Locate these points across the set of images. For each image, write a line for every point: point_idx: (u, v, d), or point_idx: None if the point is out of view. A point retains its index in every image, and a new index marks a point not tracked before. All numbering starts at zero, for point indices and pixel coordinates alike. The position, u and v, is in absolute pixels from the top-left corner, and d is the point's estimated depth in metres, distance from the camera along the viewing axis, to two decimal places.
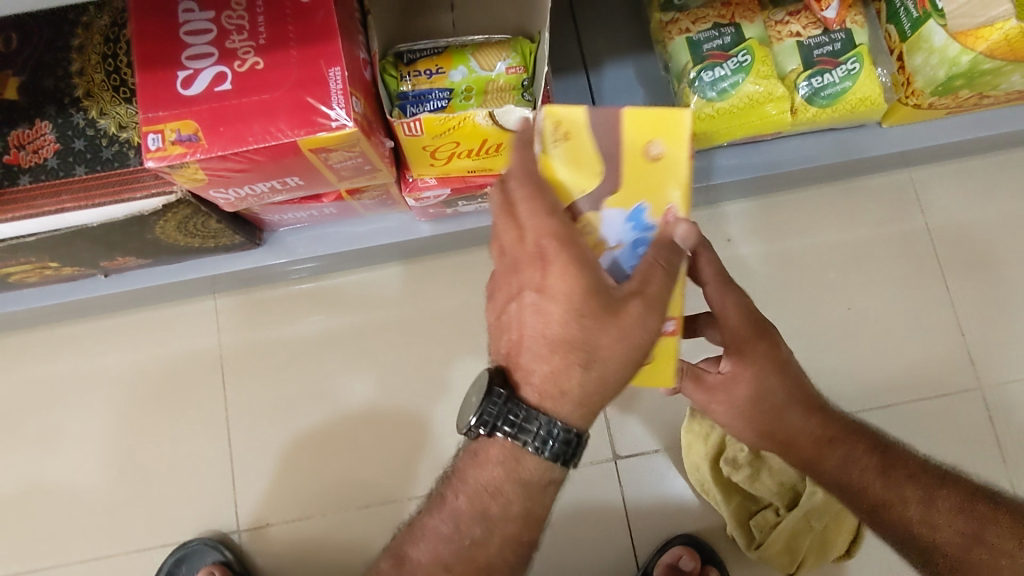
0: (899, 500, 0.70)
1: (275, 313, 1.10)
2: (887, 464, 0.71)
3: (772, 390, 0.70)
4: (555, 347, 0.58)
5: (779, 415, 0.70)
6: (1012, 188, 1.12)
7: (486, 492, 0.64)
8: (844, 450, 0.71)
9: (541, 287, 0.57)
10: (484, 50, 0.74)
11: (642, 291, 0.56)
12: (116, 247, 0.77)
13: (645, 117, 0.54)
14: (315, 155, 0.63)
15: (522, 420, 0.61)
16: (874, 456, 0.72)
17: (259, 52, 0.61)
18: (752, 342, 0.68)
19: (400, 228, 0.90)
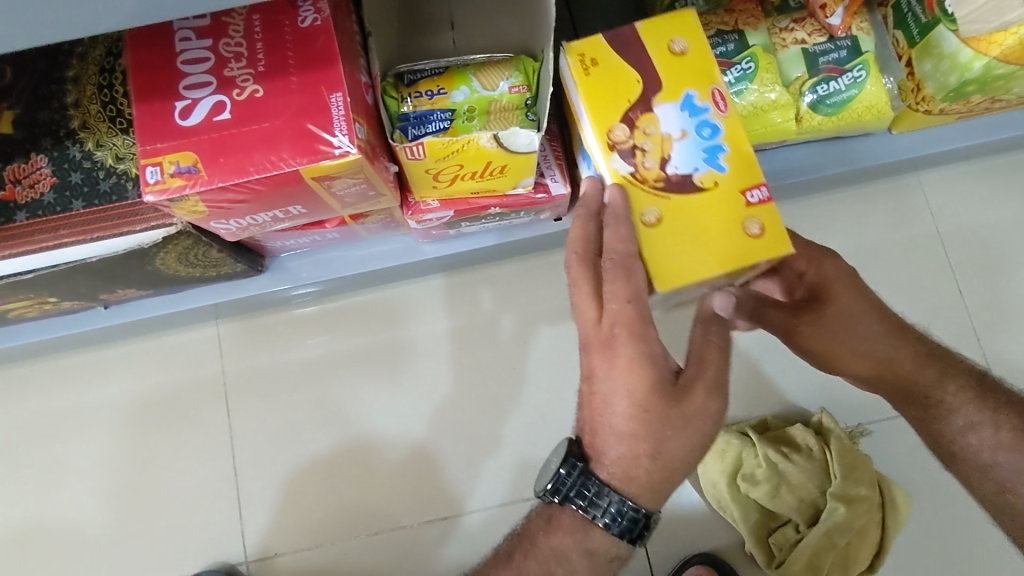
0: (986, 425, 0.75)
1: (278, 337, 1.08)
2: (983, 389, 0.77)
3: (855, 308, 0.75)
4: (623, 436, 0.60)
5: (870, 337, 0.76)
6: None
7: (553, 557, 0.65)
8: (938, 368, 0.77)
9: (608, 376, 0.59)
10: (486, 69, 0.73)
11: (702, 376, 0.59)
12: (116, 280, 0.75)
13: (655, 29, 0.64)
14: (318, 183, 0.61)
15: (594, 494, 0.63)
16: (971, 380, 0.77)
17: (258, 79, 0.59)
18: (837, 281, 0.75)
19: (404, 251, 0.89)
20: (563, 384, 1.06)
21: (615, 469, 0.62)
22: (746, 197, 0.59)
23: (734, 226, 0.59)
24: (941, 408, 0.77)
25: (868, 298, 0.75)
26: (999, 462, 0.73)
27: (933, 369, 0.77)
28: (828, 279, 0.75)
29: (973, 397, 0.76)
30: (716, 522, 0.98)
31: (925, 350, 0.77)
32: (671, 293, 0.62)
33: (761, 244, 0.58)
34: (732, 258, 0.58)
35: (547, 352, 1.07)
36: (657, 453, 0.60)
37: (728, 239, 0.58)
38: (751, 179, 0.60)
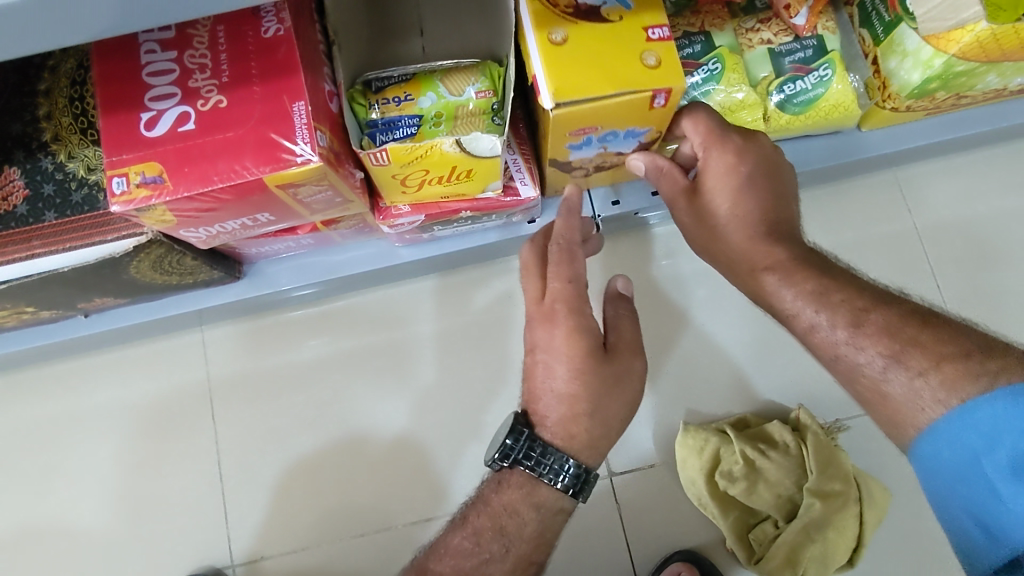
0: (823, 322, 0.61)
1: (262, 342, 1.09)
2: (828, 289, 0.62)
3: (732, 207, 0.67)
4: (562, 398, 0.67)
5: (722, 227, 0.68)
6: (1000, 184, 1.12)
7: (504, 513, 0.69)
8: (778, 274, 0.64)
9: (548, 347, 0.66)
10: (453, 75, 0.74)
11: (620, 338, 0.69)
12: (92, 289, 0.76)
13: None
14: (284, 191, 0.62)
15: (540, 455, 0.68)
16: (814, 281, 0.63)
17: (222, 90, 0.60)
18: (716, 163, 0.69)
19: (380, 255, 0.90)
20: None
21: (557, 429, 0.68)
22: (645, 34, 0.64)
23: (631, 57, 0.63)
24: (780, 312, 0.65)
25: (746, 190, 0.67)
26: (841, 356, 0.60)
27: (771, 279, 0.64)
28: (715, 167, 0.69)
29: (813, 298, 0.62)
30: (696, 518, 0.99)
31: (790, 255, 0.65)
32: (568, 123, 0.67)
33: (653, 75, 0.63)
34: (622, 81, 0.63)
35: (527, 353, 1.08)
36: (594, 410, 0.67)
37: (623, 67, 0.63)
38: (653, 18, 0.65)
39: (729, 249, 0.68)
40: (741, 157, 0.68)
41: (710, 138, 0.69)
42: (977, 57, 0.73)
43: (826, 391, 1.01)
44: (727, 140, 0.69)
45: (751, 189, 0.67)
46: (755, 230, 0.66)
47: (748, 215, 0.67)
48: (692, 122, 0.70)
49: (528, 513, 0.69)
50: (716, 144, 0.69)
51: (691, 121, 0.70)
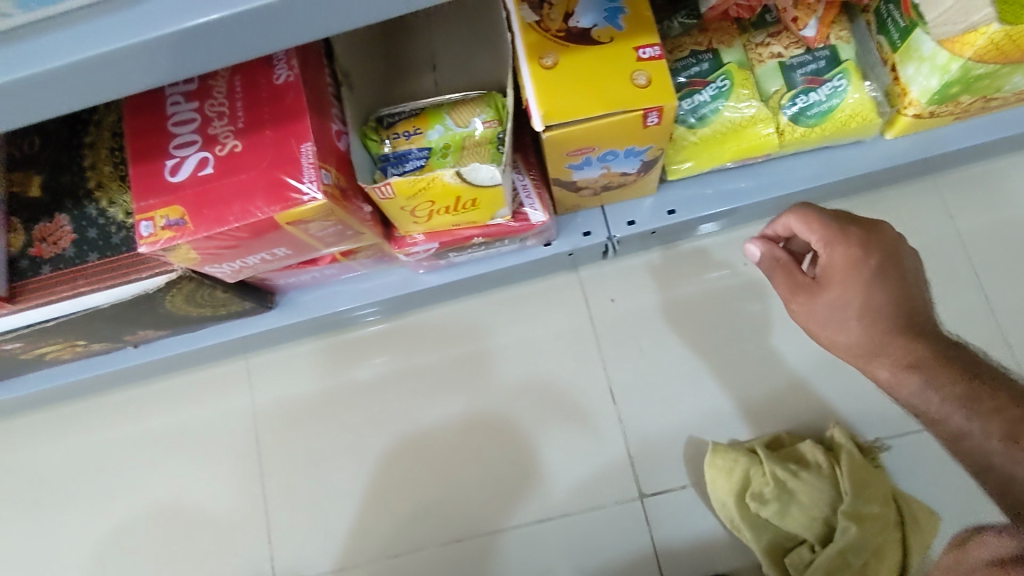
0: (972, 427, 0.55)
1: (300, 367, 1.14)
2: (972, 395, 0.57)
3: (868, 304, 0.65)
4: None
5: (863, 324, 0.65)
6: None
7: None
8: (926, 377, 0.60)
9: None
10: (460, 107, 0.77)
11: None
12: (135, 322, 0.82)
13: None
14: (295, 228, 0.66)
15: None
16: (960, 385, 0.58)
17: (237, 135, 0.65)
18: (847, 261, 0.66)
19: (402, 282, 0.93)
20: (574, 406, 1.06)
21: None
22: (638, 53, 0.67)
23: (624, 77, 0.66)
24: (924, 416, 0.60)
25: (872, 281, 0.65)
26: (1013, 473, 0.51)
27: (915, 380, 0.61)
28: (840, 261, 0.66)
29: (962, 402, 0.57)
30: (729, 538, 0.98)
31: (932, 352, 0.61)
32: (567, 142, 0.69)
33: (645, 94, 0.65)
34: (616, 100, 0.65)
35: (555, 374, 1.08)
36: None
37: (617, 89, 0.65)
38: (645, 38, 0.67)
39: (858, 342, 0.66)
40: (867, 250, 0.66)
41: (831, 232, 0.67)
42: (996, 60, 0.70)
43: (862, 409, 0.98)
44: (849, 235, 0.67)
45: (876, 280, 0.65)
46: (890, 325, 0.64)
47: (884, 309, 0.64)
48: (807, 219, 0.68)
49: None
50: (839, 238, 0.67)
51: (806, 218, 0.68)
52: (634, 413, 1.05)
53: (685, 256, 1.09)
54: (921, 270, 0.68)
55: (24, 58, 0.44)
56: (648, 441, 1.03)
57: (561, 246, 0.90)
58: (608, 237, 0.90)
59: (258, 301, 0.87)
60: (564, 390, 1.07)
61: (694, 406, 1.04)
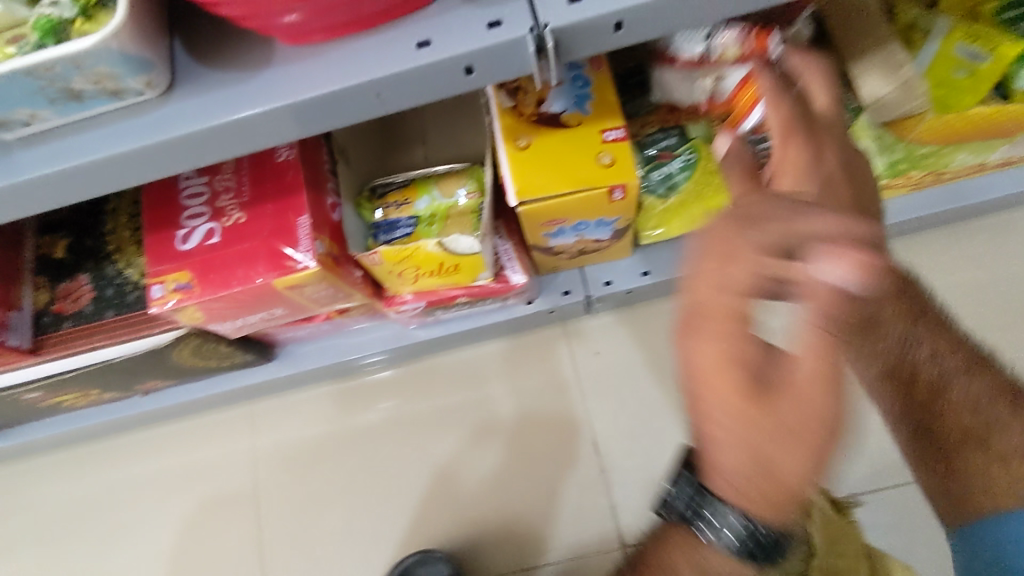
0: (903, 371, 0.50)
1: (300, 413, 1.19)
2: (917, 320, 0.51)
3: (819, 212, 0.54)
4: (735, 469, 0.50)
5: None
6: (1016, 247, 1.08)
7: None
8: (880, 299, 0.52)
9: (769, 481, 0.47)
10: (446, 179, 0.85)
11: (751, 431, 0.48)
12: (145, 373, 0.88)
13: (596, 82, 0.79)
14: (292, 292, 0.72)
15: (711, 515, 0.56)
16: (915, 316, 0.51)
17: (242, 208, 0.72)
18: (805, 153, 0.55)
19: (394, 336, 0.99)
20: (559, 455, 1.11)
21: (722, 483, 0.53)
22: (604, 135, 0.74)
23: (591, 157, 0.73)
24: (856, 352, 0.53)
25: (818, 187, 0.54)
26: None
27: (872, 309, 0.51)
28: (795, 161, 0.55)
29: None
30: None
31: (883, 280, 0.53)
32: (541, 214, 0.76)
33: (610, 172, 0.72)
34: (584, 178, 0.72)
35: (541, 425, 1.12)
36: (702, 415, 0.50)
37: (584, 168, 0.72)
38: (610, 122, 0.74)
39: None
40: (824, 151, 0.55)
41: (788, 128, 0.55)
42: (932, 138, 0.77)
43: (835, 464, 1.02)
44: (809, 130, 0.55)
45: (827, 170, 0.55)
46: None
47: (836, 227, 0.54)
48: (774, 105, 0.55)
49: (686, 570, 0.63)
50: (799, 132, 0.55)
51: (770, 102, 0.55)
52: (616, 464, 1.08)
53: (668, 309, 1.14)
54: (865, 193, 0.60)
55: (59, 157, 0.51)
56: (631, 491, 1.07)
57: (543, 304, 0.96)
58: (587, 296, 0.96)
59: (259, 353, 0.93)
60: (550, 440, 1.11)
61: (675, 457, 1.07)
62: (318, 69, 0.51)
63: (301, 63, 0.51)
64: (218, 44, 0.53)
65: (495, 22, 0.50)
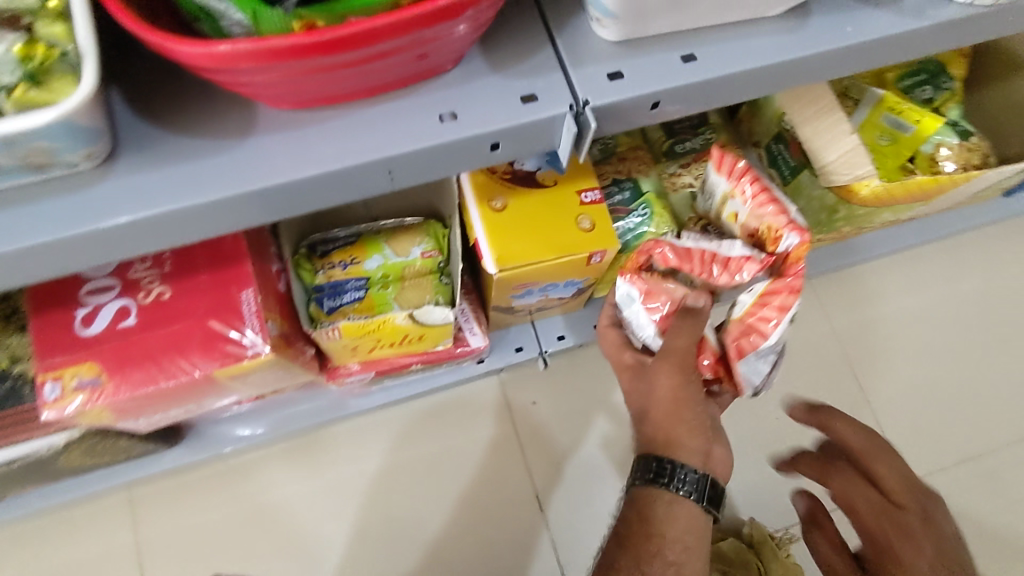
0: None
1: (198, 494, 1.02)
2: None
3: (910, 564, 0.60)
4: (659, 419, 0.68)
5: None
6: (909, 281, 1.18)
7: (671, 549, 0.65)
8: None
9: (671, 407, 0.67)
10: (397, 236, 0.76)
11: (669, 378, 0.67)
12: (13, 480, 0.70)
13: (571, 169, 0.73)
14: (231, 380, 0.61)
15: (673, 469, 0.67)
16: None
17: (165, 281, 0.59)
18: (873, 514, 0.64)
19: (327, 406, 0.87)
20: (504, 516, 1.04)
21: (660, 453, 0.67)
22: (581, 197, 0.69)
23: (570, 221, 0.68)
24: None
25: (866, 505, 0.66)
26: None
27: None
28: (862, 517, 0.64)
29: None
30: None
31: None
32: (515, 280, 0.70)
33: (590, 238, 0.68)
34: (564, 244, 0.67)
35: (481, 484, 1.05)
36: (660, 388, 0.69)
37: (564, 234, 0.68)
38: (585, 183, 0.70)
39: None
40: (893, 503, 0.64)
41: (846, 498, 0.66)
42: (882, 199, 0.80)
43: (766, 500, 1.06)
44: (862, 487, 0.65)
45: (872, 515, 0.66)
46: None
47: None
48: (826, 472, 0.68)
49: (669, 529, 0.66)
50: (857, 495, 0.65)
51: (820, 467, 0.69)
52: (561, 520, 1.04)
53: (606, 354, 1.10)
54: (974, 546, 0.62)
55: None
56: (578, 547, 1.03)
57: (494, 363, 0.90)
58: (540, 351, 0.91)
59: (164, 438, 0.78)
60: (493, 499, 1.05)
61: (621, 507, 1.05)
62: (318, 143, 0.42)
63: (295, 133, 0.42)
64: (175, 102, 0.42)
65: (529, 95, 0.44)
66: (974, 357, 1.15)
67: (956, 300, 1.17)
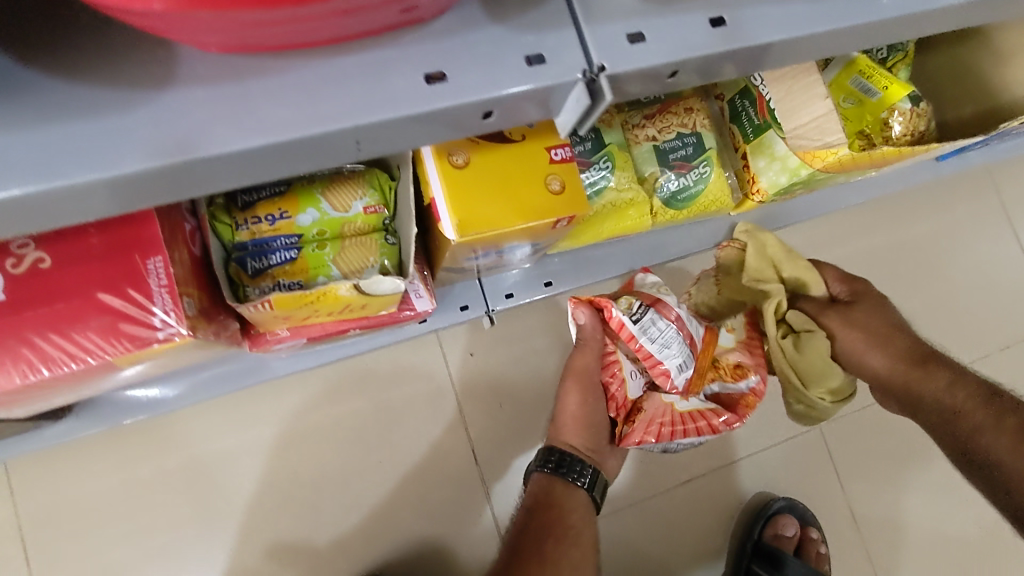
0: (934, 377, 0.70)
1: (89, 459, 0.89)
2: (951, 369, 0.70)
3: (941, 388, 0.69)
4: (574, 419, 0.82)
5: (911, 370, 0.72)
6: (846, 228, 1.16)
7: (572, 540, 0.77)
8: (948, 376, 0.69)
9: (845, 334, 0.76)
10: (336, 187, 0.66)
11: (847, 308, 0.78)
12: None
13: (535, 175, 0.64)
14: (136, 364, 0.51)
15: (571, 466, 0.81)
16: (981, 389, 0.67)
17: (44, 244, 0.47)
18: (918, 369, 0.71)
19: (247, 371, 0.77)
20: (443, 476, 0.98)
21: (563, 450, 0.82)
22: (550, 154, 0.62)
23: (537, 181, 0.61)
24: (951, 417, 0.67)
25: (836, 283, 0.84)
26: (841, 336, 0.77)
27: (938, 376, 0.70)
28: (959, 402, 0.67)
29: (985, 403, 0.66)
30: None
31: (947, 376, 0.69)
32: (474, 244, 0.63)
33: (559, 200, 0.61)
34: (531, 207, 0.60)
35: (411, 441, 0.97)
36: (841, 316, 0.78)
37: (532, 193, 0.61)
38: (556, 138, 0.63)
39: (885, 361, 0.73)
40: (931, 355, 0.72)
41: (885, 372, 0.73)
42: (860, 165, 0.77)
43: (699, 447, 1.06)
44: (948, 397, 0.68)
45: (941, 370, 0.70)
46: (889, 351, 0.73)
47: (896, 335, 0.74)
48: (937, 376, 0.70)
49: (571, 515, 0.80)
50: (933, 366, 0.71)
51: (954, 381, 0.69)
52: (497, 474, 1.00)
53: (548, 306, 1.04)
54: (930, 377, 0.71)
55: None
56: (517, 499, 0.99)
57: (438, 322, 0.85)
58: (485, 310, 0.88)
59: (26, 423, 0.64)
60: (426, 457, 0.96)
61: None
62: (266, 103, 0.32)
63: (229, 86, 0.32)
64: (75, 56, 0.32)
65: (536, 55, 0.36)
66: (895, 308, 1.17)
67: (883, 244, 1.18)
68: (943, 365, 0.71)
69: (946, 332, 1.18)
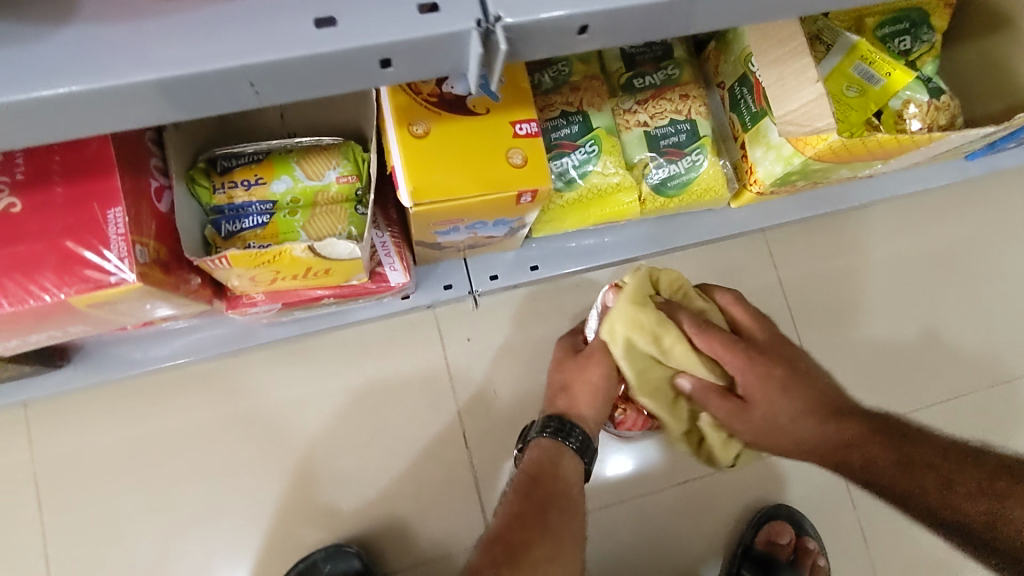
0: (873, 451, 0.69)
1: (98, 414, 0.93)
2: (878, 434, 0.70)
3: (875, 460, 0.69)
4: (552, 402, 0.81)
5: (844, 447, 0.70)
6: (871, 231, 1.11)
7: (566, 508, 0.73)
8: (870, 450, 0.69)
9: (753, 428, 0.72)
10: (311, 157, 0.68)
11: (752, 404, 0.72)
12: None
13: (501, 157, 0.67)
14: (94, 308, 0.54)
15: (569, 432, 0.78)
16: (899, 446, 0.69)
17: (15, 190, 0.51)
18: (850, 444, 0.70)
19: (235, 335, 0.81)
20: (432, 458, 0.98)
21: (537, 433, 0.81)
22: (514, 128, 0.62)
23: (498, 154, 0.61)
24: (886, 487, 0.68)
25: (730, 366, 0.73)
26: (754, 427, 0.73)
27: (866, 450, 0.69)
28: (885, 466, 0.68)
29: (905, 464, 0.68)
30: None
31: (866, 431, 0.70)
32: (435, 216, 0.64)
33: (519, 174, 0.62)
34: (489, 179, 0.61)
35: (402, 420, 0.98)
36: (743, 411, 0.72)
37: (491, 167, 0.61)
38: (522, 112, 0.63)
39: (811, 438, 0.71)
40: (848, 423, 0.71)
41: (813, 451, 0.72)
42: (850, 153, 0.74)
43: None
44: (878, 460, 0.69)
45: (868, 442, 0.69)
46: (813, 429, 0.71)
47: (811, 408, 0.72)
48: (872, 452, 0.69)
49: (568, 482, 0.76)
50: (861, 440, 0.70)
51: (880, 450, 0.69)
52: (486, 460, 0.98)
53: (547, 295, 1.03)
54: (861, 445, 0.70)
55: None
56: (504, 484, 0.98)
57: (422, 299, 0.86)
58: (471, 290, 0.88)
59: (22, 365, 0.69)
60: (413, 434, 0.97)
61: None
62: (159, 40, 0.34)
63: (129, 24, 0.34)
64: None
65: (429, 3, 0.36)
66: (922, 317, 1.10)
67: (912, 249, 1.12)
68: (859, 425, 0.71)
69: (979, 347, 1.11)
